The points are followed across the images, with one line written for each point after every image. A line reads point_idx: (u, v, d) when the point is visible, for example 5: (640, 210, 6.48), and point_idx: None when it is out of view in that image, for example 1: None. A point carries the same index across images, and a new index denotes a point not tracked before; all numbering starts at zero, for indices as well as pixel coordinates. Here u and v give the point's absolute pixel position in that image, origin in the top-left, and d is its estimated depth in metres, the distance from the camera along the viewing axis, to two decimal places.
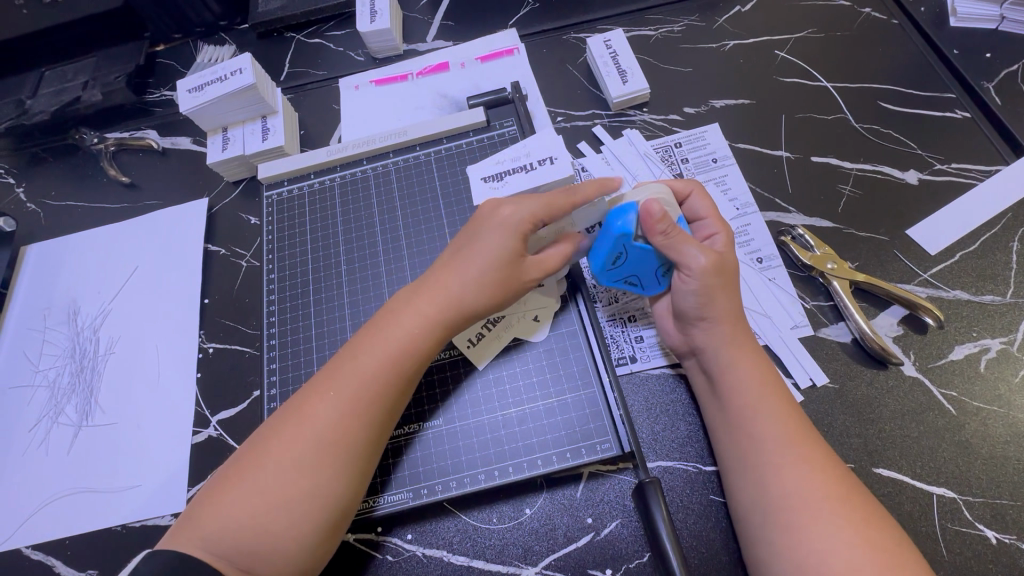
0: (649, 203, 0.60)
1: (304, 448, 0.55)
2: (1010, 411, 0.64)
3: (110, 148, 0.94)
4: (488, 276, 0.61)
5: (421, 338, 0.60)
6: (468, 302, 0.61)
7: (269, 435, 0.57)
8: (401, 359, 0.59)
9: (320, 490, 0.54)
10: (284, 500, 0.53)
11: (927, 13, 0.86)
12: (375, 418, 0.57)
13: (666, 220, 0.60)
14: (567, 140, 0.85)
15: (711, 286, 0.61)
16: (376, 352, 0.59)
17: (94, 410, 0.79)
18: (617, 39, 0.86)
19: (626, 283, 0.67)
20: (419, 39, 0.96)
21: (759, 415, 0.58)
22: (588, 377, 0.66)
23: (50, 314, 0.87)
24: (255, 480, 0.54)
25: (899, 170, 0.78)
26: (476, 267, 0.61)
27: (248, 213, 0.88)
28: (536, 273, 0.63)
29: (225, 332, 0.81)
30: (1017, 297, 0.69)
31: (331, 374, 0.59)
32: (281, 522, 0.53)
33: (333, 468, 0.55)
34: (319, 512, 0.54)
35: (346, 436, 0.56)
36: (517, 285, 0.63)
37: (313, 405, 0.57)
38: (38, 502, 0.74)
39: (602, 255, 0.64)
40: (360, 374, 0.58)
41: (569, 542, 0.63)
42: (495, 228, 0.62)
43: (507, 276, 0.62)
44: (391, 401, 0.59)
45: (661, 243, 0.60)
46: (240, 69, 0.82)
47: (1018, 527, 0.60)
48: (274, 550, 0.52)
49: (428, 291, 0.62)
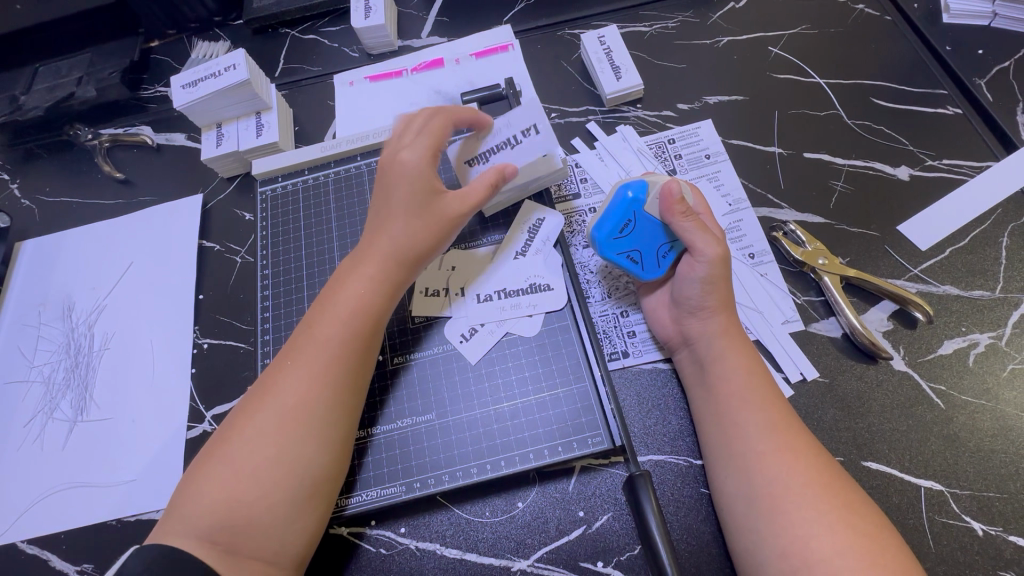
0: (671, 183, 0.64)
1: (267, 417, 0.56)
2: (998, 405, 0.65)
3: (105, 145, 0.94)
4: (416, 223, 0.63)
5: (372, 298, 0.62)
6: (408, 250, 0.63)
7: (238, 415, 0.58)
8: (355, 322, 0.60)
9: (287, 455, 0.55)
10: (254, 471, 0.54)
11: (920, 10, 0.86)
12: (336, 384, 0.58)
13: (683, 202, 0.63)
14: (561, 136, 0.85)
15: (716, 277, 0.63)
16: (329, 319, 0.60)
17: (89, 405, 0.80)
18: (612, 35, 0.87)
19: (626, 258, 0.66)
20: (413, 35, 0.96)
21: (746, 405, 0.59)
22: (580, 372, 0.66)
23: (44, 310, 0.87)
24: (224, 458, 0.55)
25: (890, 165, 0.78)
26: (403, 215, 0.63)
27: (243, 209, 0.88)
28: (460, 207, 0.64)
29: (220, 327, 0.81)
30: (1006, 292, 0.70)
31: (291, 348, 0.60)
32: (253, 493, 0.53)
33: (297, 434, 0.55)
34: (291, 479, 0.54)
35: (309, 403, 0.56)
36: (443, 219, 0.64)
37: (275, 378, 0.58)
38: (34, 496, 0.75)
39: (611, 222, 0.65)
40: (317, 341, 0.59)
41: (561, 536, 0.63)
42: (406, 178, 0.64)
43: (433, 218, 0.63)
44: (350, 363, 0.59)
45: (676, 223, 0.63)
46: (233, 64, 0.82)
47: (1005, 519, 0.60)
48: (252, 522, 0.52)
49: (368, 252, 0.63)
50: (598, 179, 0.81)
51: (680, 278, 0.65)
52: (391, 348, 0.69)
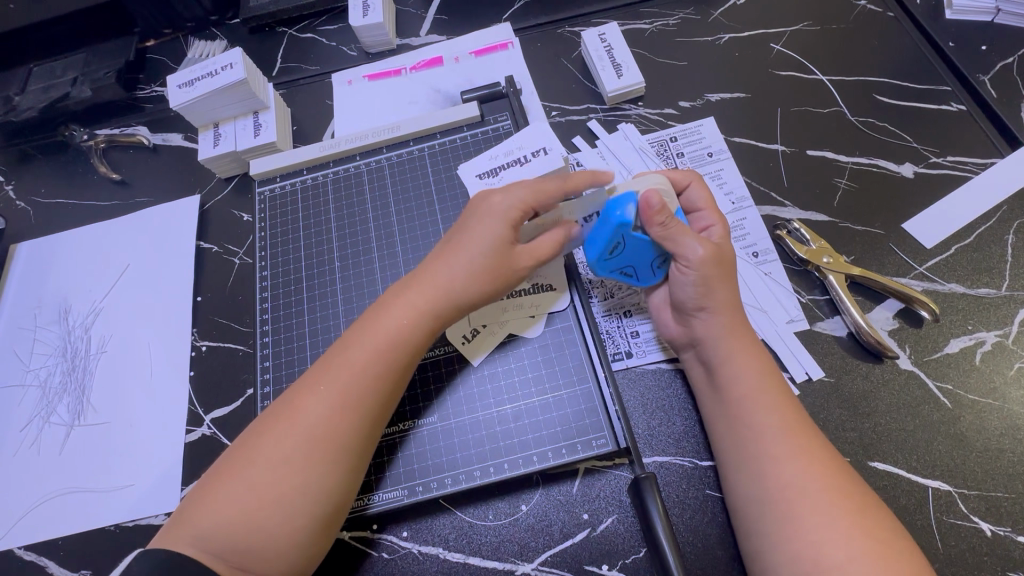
0: (649, 194, 0.60)
1: (293, 442, 0.54)
2: (1005, 404, 0.64)
3: (101, 145, 0.93)
4: (477, 265, 0.60)
5: (414, 329, 0.60)
6: (460, 290, 0.61)
7: (258, 430, 0.56)
8: (393, 353, 0.59)
9: (312, 486, 0.53)
10: (275, 497, 0.52)
11: (923, 6, 0.86)
12: (366, 413, 0.57)
13: (664, 212, 0.60)
14: (562, 135, 0.84)
15: (710, 277, 0.61)
16: (367, 346, 0.59)
17: (86, 410, 0.79)
18: (612, 32, 0.86)
19: (619, 273, 0.67)
20: (412, 34, 0.95)
21: (760, 406, 0.58)
22: (584, 373, 0.66)
23: (41, 313, 0.86)
24: (244, 478, 0.53)
25: (894, 163, 0.77)
26: (466, 254, 0.61)
27: (241, 210, 0.87)
28: (525, 261, 0.62)
29: (219, 330, 0.80)
30: (1012, 290, 0.69)
31: (322, 370, 0.58)
32: (272, 519, 0.52)
33: (323, 463, 0.54)
34: (311, 509, 0.53)
35: (336, 432, 0.55)
36: (509, 270, 0.61)
37: (304, 401, 0.56)
38: (31, 501, 0.74)
39: (598, 248, 0.63)
40: (350, 368, 0.57)
41: (565, 538, 0.63)
42: (485, 218, 0.62)
43: (495, 266, 0.61)
44: (384, 395, 0.58)
45: (657, 234, 0.61)
46: (229, 64, 0.81)
47: (1013, 519, 0.60)
48: (268, 548, 0.51)
49: (420, 281, 0.61)
50: None
51: (672, 282, 0.64)
52: None
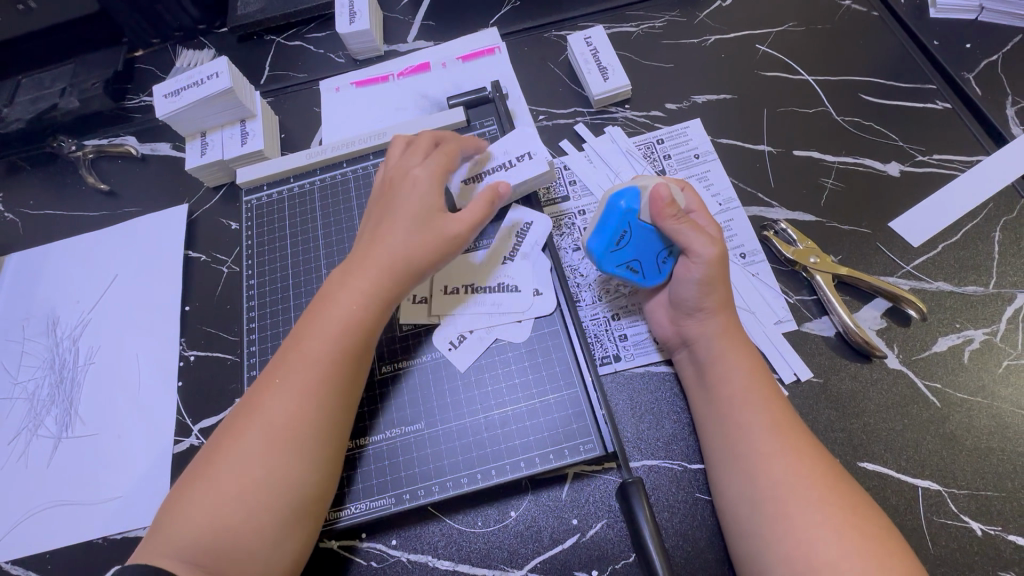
0: (660, 187, 0.62)
1: (255, 437, 0.54)
2: (994, 402, 0.64)
3: (89, 156, 0.93)
4: (413, 232, 0.61)
5: (366, 314, 0.59)
6: (405, 262, 0.61)
7: (223, 432, 0.56)
8: (348, 337, 0.58)
9: (276, 479, 0.53)
10: (239, 492, 0.52)
11: (907, 5, 0.86)
12: (326, 401, 0.56)
13: (674, 205, 0.61)
14: (549, 138, 0.84)
15: (714, 277, 0.62)
16: (319, 334, 0.58)
17: (74, 421, 0.78)
18: (598, 35, 0.86)
19: (626, 270, 0.65)
20: (399, 40, 0.95)
21: (747, 405, 0.58)
22: (571, 377, 0.65)
23: (29, 325, 0.85)
24: (212, 479, 0.53)
25: (880, 161, 0.77)
26: (400, 224, 0.62)
27: (229, 219, 0.87)
28: (458, 218, 0.63)
29: (207, 339, 0.80)
30: (1000, 287, 0.69)
31: (277, 365, 0.58)
32: (239, 515, 0.52)
33: (286, 455, 0.54)
34: (279, 503, 0.53)
35: (297, 423, 0.55)
36: (444, 237, 0.62)
37: (263, 395, 0.56)
38: (20, 514, 0.73)
39: (607, 234, 0.63)
40: (304, 358, 0.57)
41: (555, 544, 0.62)
42: (409, 189, 0.64)
43: (430, 226, 0.62)
44: (342, 379, 0.58)
45: (669, 226, 0.61)
46: (215, 72, 0.81)
47: (1004, 518, 0.59)
48: (240, 545, 0.51)
49: (364, 261, 0.61)
50: (587, 180, 0.80)
51: (677, 280, 0.64)
52: (387, 356, 0.68)
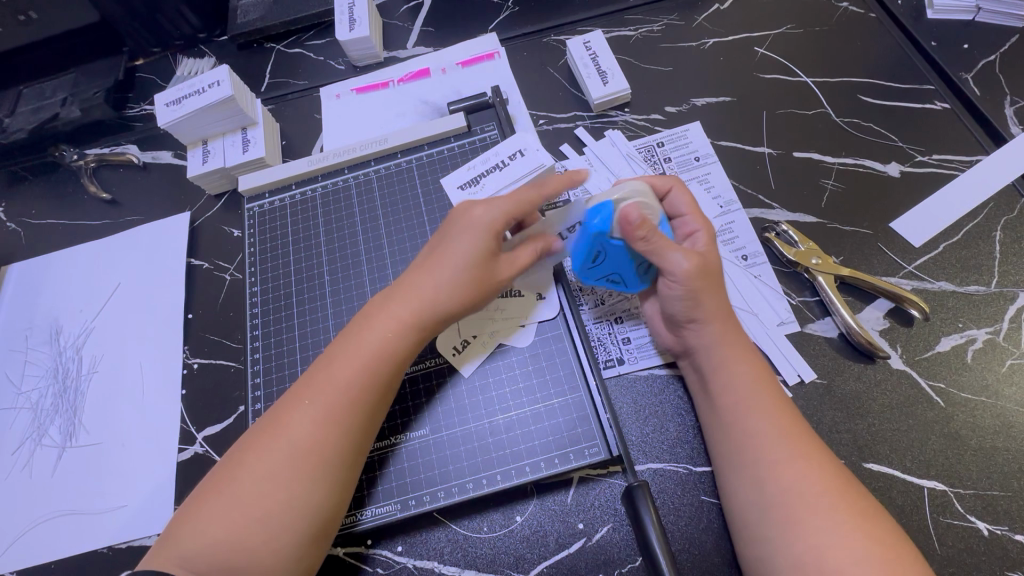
0: (628, 209, 0.58)
1: (278, 460, 0.54)
2: (998, 402, 0.64)
3: (91, 165, 0.93)
4: (461, 275, 0.60)
5: (400, 345, 0.59)
6: (443, 299, 0.59)
7: (244, 447, 0.56)
8: (378, 369, 0.58)
9: (300, 503, 0.53)
10: (260, 514, 0.52)
11: (904, 6, 0.86)
12: (353, 430, 0.56)
13: (645, 226, 0.58)
14: (549, 143, 0.84)
15: (698, 289, 0.60)
16: (350, 361, 0.58)
17: (78, 430, 0.78)
18: (597, 39, 0.86)
19: (608, 279, 0.67)
20: (399, 46, 0.96)
21: (754, 411, 0.58)
22: (575, 381, 0.66)
23: (31, 335, 0.86)
24: (230, 495, 0.53)
25: (880, 162, 0.77)
26: (445, 263, 0.60)
27: (231, 226, 0.87)
28: (509, 272, 0.62)
29: (210, 347, 0.80)
30: (1002, 286, 0.69)
31: (305, 386, 0.58)
32: (259, 536, 0.52)
33: (310, 481, 0.54)
34: (299, 526, 0.53)
35: (322, 449, 0.55)
36: (491, 281, 0.61)
37: (289, 416, 0.56)
38: (24, 524, 0.74)
39: (583, 253, 0.63)
40: (335, 384, 0.57)
41: (561, 549, 0.62)
42: (467, 227, 0.61)
43: (481, 275, 0.60)
44: (369, 407, 0.57)
45: (641, 248, 0.59)
46: (217, 81, 0.81)
47: (1010, 518, 0.59)
48: (257, 565, 0.51)
49: (403, 293, 0.60)
50: (588, 184, 0.81)
51: (662, 294, 0.63)
52: None
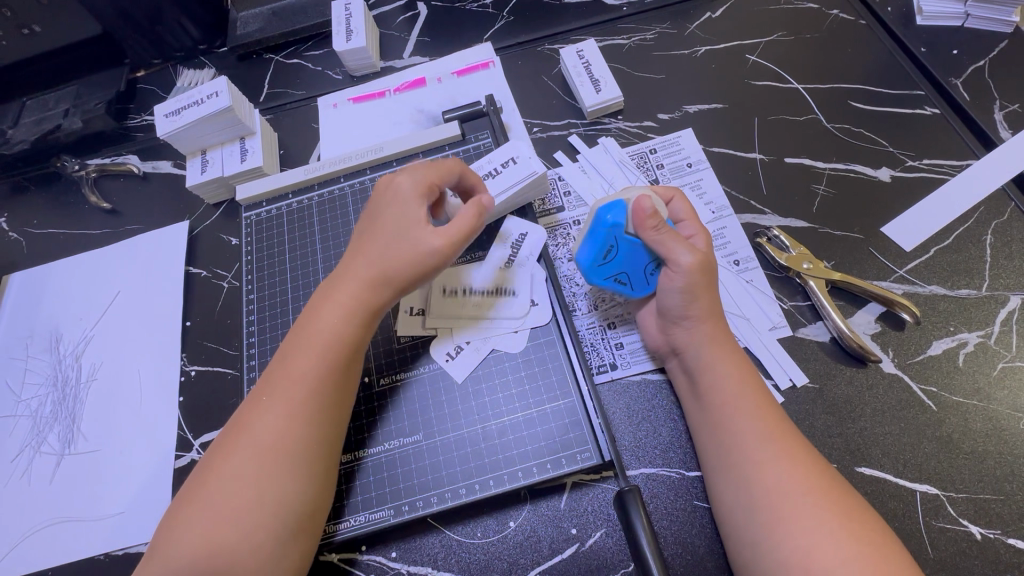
0: (642, 199, 0.62)
1: (243, 457, 0.55)
2: (990, 405, 0.64)
3: (92, 175, 0.94)
4: (395, 249, 0.61)
5: (350, 331, 0.60)
6: (384, 277, 0.61)
7: (214, 452, 0.57)
8: (330, 355, 0.59)
9: (268, 496, 0.53)
10: (233, 513, 0.53)
11: (894, 14, 0.87)
12: (313, 418, 0.57)
13: (657, 216, 0.62)
14: (543, 150, 0.85)
15: (695, 285, 0.62)
16: (304, 353, 0.59)
17: (76, 437, 0.79)
18: (590, 49, 0.87)
19: (615, 283, 0.67)
20: (395, 56, 0.97)
21: (738, 413, 0.58)
22: (567, 387, 0.66)
23: (32, 342, 0.86)
24: (204, 499, 0.54)
25: (871, 167, 0.78)
26: (381, 243, 0.62)
27: (229, 234, 0.88)
28: (440, 237, 0.61)
29: (208, 354, 0.81)
30: (992, 290, 0.69)
31: (265, 384, 0.59)
32: (233, 535, 0.52)
33: (275, 473, 0.54)
34: (273, 520, 0.53)
35: (284, 440, 0.55)
36: (426, 252, 0.61)
37: (251, 415, 0.57)
38: (22, 532, 0.74)
39: (594, 250, 0.65)
40: (291, 377, 0.58)
41: (554, 554, 0.63)
42: (392, 205, 0.64)
43: (411, 244, 0.61)
44: (327, 396, 0.58)
45: (652, 238, 0.62)
46: (216, 92, 0.82)
47: (1003, 521, 0.59)
48: (238, 565, 0.51)
49: (345, 281, 0.62)
50: (581, 191, 0.81)
51: (660, 291, 0.65)
52: (378, 369, 0.69)
